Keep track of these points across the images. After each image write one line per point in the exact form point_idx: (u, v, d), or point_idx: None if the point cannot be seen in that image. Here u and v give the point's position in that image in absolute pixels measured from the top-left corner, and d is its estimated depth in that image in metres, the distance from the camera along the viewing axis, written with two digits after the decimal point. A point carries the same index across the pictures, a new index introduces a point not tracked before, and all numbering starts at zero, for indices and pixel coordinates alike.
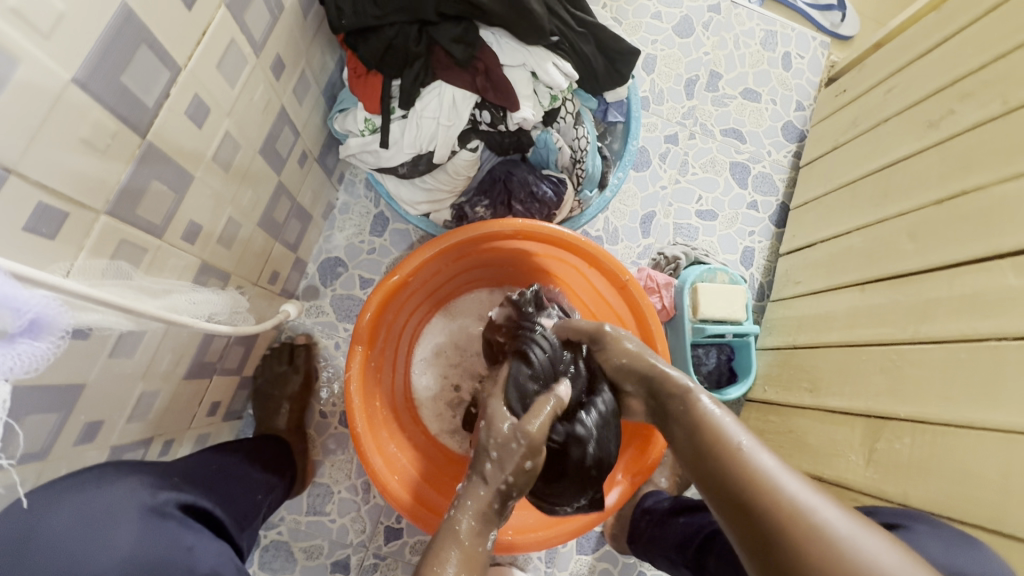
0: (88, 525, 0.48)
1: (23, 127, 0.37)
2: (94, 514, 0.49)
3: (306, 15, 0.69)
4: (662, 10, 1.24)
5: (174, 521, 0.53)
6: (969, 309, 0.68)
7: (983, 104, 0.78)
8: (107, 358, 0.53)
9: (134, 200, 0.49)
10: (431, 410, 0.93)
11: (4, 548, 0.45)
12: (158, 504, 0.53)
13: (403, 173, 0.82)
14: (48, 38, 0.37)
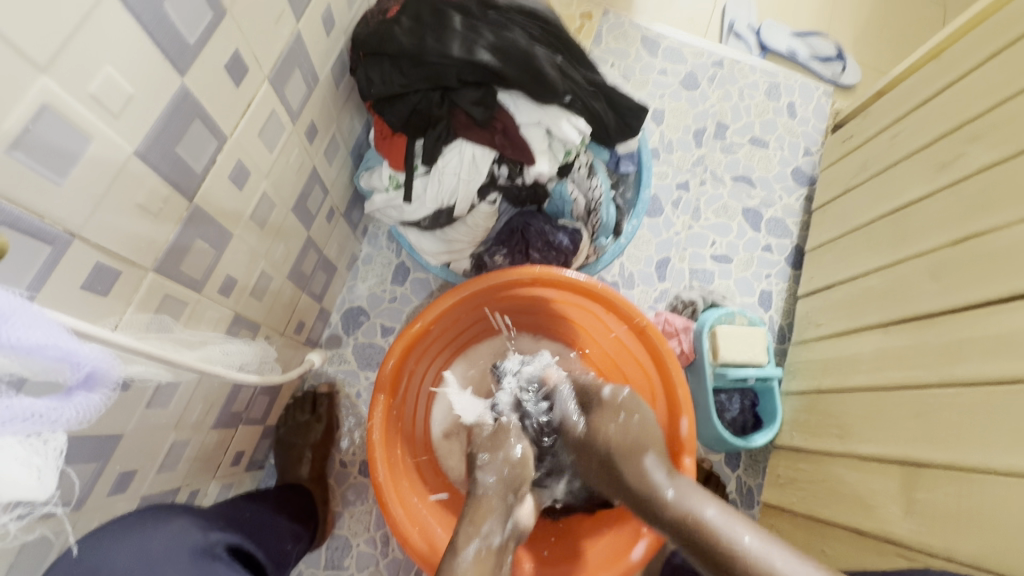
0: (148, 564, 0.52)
1: (90, 196, 0.41)
2: (154, 553, 0.53)
3: (338, 84, 0.75)
4: (667, 67, 1.31)
5: (222, 563, 0.57)
6: (998, 349, 0.67)
7: (988, 146, 0.79)
8: (145, 409, 0.55)
9: (179, 257, 0.53)
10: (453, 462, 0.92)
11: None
12: (209, 546, 0.57)
13: (424, 226, 0.87)
14: (118, 117, 0.41)
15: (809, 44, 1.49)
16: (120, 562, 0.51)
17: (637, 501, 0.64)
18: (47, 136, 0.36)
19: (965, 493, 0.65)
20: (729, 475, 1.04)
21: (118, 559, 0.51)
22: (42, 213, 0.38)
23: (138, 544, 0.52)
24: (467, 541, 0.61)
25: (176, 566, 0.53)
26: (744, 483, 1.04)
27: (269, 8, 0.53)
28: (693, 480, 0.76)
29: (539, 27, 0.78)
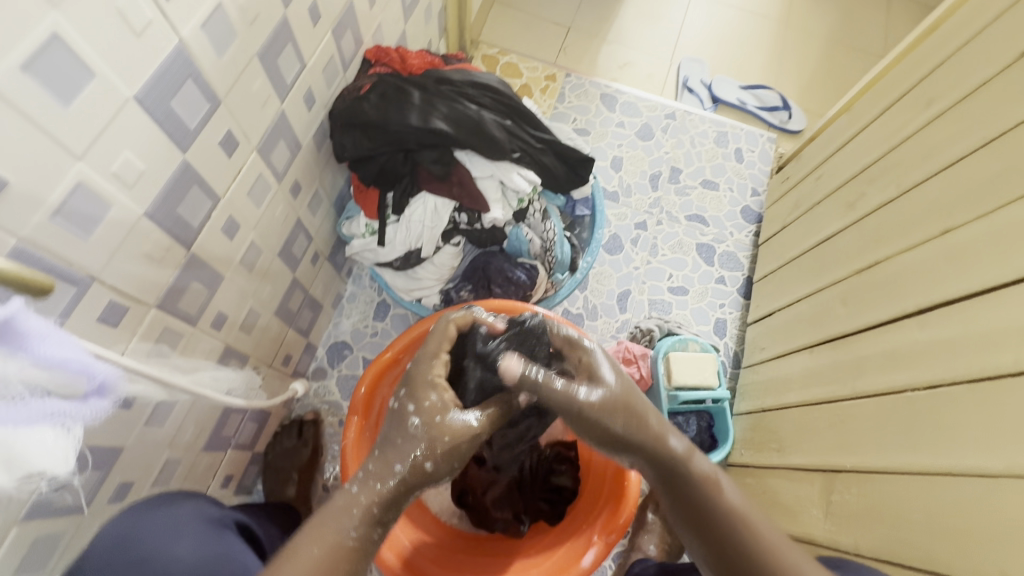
0: (171, 529, 0.64)
1: (108, 248, 0.52)
2: (174, 522, 0.65)
3: (319, 148, 0.88)
4: (625, 120, 1.46)
5: (229, 531, 0.69)
6: (892, 363, 0.76)
7: (885, 186, 0.91)
8: (143, 426, 0.64)
9: (177, 296, 0.64)
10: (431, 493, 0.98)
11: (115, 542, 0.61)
12: (219, 518, 0.70)
13: (397, 267, 0.98)
14: (133, 187, 0.52)
15: (756, 95, 1.64)
16: (150, 525, 0.63)
17: (627, 435, 0.61)
18: (79, 206, 0.48)
19: (869, 493, 0.73)
20: None
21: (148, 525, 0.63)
22: (71, 262, 0.49)
23: (164, 515, 0.65)
24: (348, 496, 0.57)
25: (194, 528, 0.66)
26: None
27: (257, 95, 0.67)
28: (638, 490, 0.84)
29: (490, 96, 0.93)
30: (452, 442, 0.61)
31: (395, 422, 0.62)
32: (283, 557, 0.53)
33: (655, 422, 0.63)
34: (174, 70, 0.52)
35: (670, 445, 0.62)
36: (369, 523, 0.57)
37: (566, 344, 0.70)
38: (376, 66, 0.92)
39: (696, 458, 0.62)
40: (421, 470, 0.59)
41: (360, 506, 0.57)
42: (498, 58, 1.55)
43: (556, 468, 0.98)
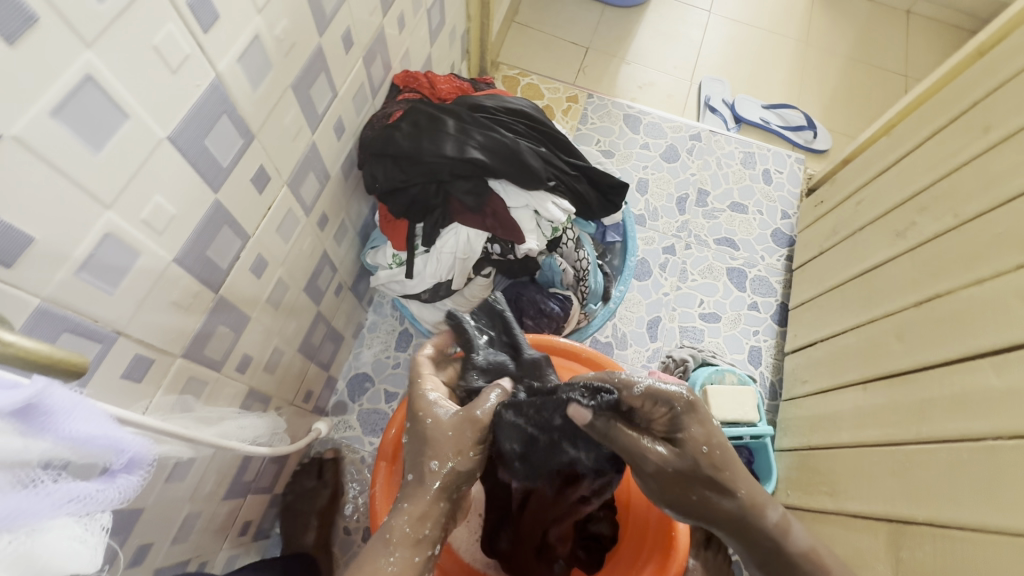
0: None
1: (135, 299, 0.48)
2: None
3: (346, 177, 0.84)
4: (649, 141, 1.42)
5: None
6: (963, 409, 0.71)
7: (939, 216, 0.87)
8: (164, 483, 0.60)
9: (203, 342, 0.60)
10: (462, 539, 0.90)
11: None
12: None
13: (425, 298, 0.94)
14: (162, 234, 0.48)
15: (780, 115, 1.61)
16: None
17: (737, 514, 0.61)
18: (107, 257, 0.43)
19: (946, 551, 0.67)
20: None
21: None
22: (96, 318, 0.45)
23: None
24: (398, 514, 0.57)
25: None
26: None
27: (290, 128, 0.63)
28: (688, 539, 0.80)
29: (523, 123, 0.90)
30: (458, 433, 0.59)
31: (424, 447, 0.59)
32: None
33: (748, 494, 0.61)
34: (209, 107, 0.48)
35: (764, 518, 0.62)
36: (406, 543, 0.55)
37: (646, 402, 0.57)
38: (405, 92, 0.88)
39: (791, 524, 0.64)
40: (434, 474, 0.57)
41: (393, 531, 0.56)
42: (518, 79, 1.53)
43: (592, 514, 0.90)
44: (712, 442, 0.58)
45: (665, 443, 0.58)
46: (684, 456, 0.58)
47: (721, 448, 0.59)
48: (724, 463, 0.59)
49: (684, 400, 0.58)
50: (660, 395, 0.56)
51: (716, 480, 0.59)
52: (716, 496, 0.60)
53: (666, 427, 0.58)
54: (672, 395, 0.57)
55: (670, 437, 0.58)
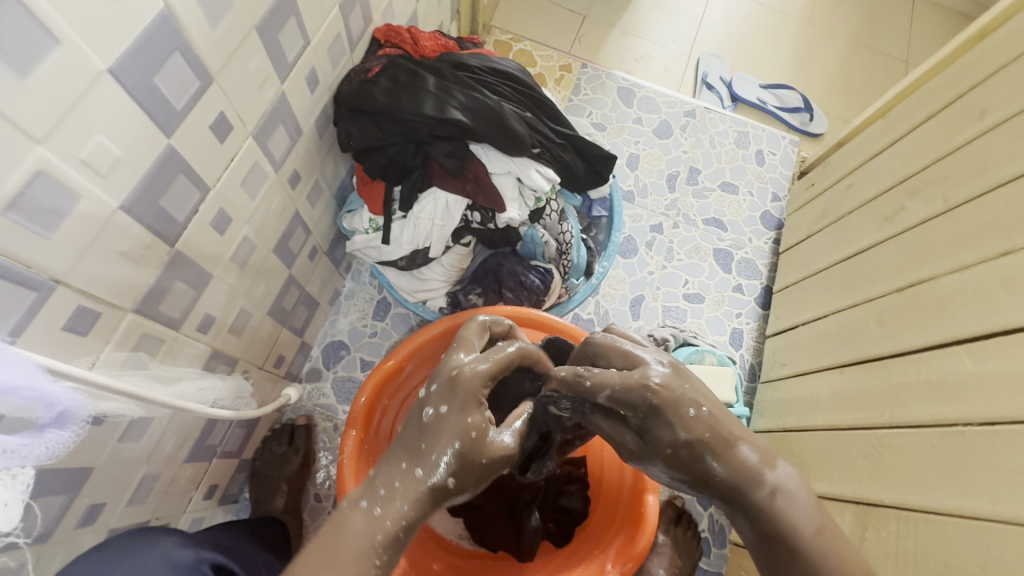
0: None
1: (76, 247, 0.45)
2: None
3: (321, 133, 0.79)
4: (642, 116, 1.39)
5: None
6: (935, 394, 0.71)
7: (928, 202, 0.86)
8: (116, 443, 0.57)
9: (159, 298, 0.57)
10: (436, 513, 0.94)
11: None
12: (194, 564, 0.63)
13: (402, 266, 0.91)
14: (106, 177, 0.45)
15: (777, 95, 1.57)
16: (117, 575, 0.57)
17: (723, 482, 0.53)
18: (39, 197, 0.40)
19: (910, 535, 0.68)
20: (702, 513, 1.07)
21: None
22: (30, 263, 0.41)
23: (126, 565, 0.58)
24: (371, 519, 0.49)
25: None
26: (716, 520, 1.06)
27: (255, 74, 0.59)
28: (656, 518, 0.78)
29: (509, 86, 0.86)
30: (484, 467, 0.54)
31: (450, 460, 0.52)
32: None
33: (724, 480, 0.53)
34: (158, 41, 0.44)
35: (758, 489, 0.53)
36: (395, 547, 0.50)
37: (614, 405, 0.54)
38: (386, 47, 0.83)
39: (780, 500, 0.53)
40: (445, 492, 0.52)
41: (383, 532, 0.49)
42: (511, 44, 1.47)
43: (564, 489, 0.92)
44: (685, 437, 0.53)
45: (635, 436, 0.56)
46: (646, 449, 0.55)
47: (695, 443, 0.53)
48: (697, 451, 0.53)
49: (656, 401, 0.53)
50: (630, 397, 0.53)
51: (690, 469, 0.54)
52: (693, 462, 0.53)
53: (636, 424, 0.55)
54: (637, 397, 0.53)
55: (642, 435, 0.55)
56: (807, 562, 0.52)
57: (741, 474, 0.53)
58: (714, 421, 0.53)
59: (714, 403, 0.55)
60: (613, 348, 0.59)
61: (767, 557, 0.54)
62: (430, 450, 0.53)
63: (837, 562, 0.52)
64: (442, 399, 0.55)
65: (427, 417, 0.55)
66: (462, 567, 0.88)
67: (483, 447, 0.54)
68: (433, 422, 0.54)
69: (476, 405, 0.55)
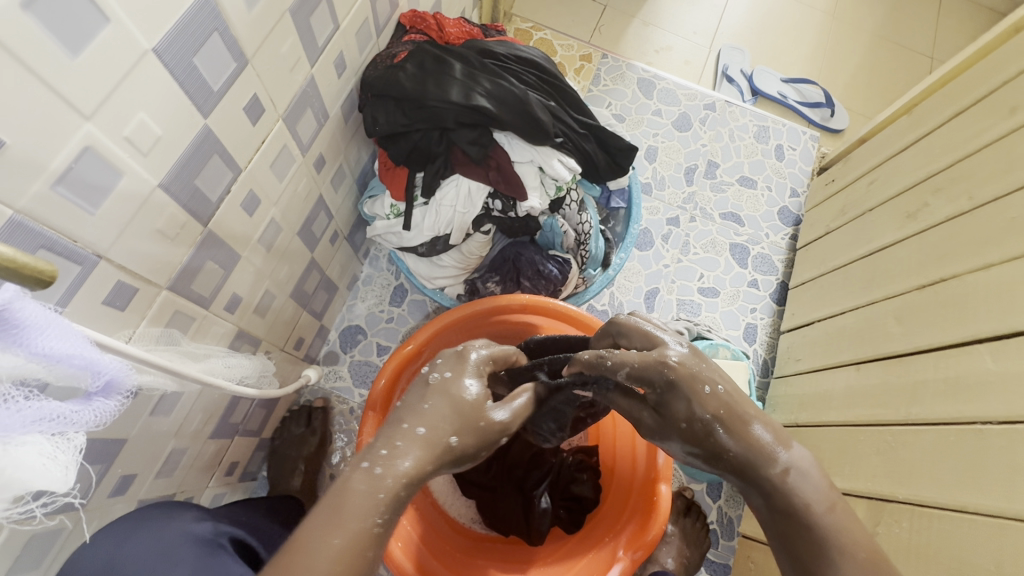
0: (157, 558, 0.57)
1: (117, 223, 0.46)
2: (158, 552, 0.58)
3: (346, 119, 0.80)
4: (662, 108, 1.38)
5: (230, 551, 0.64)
6: (954, 392, 0.71)
7: (953, 199, 0.85)
8: (148, 416, 0.59)
9: (191, 277, 0.58)
10: (446, 493, 0.96)
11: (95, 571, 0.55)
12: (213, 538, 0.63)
13: (421, 252, 0.92)
14: (147, 155, 0.46)
15: (798, 90, 1.55)
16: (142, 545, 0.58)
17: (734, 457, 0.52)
18: (86, 173, 0.41)
19: (924, 529, 0.68)
20: (711, 505, 1.07)
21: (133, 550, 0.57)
22: (76, 238, 0.43)
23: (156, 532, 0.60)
24: (371, 480, 0.44)
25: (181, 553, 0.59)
26: (725, 513, 1.07)
27: (287, 57, 0.60)
28: (669, 507, 0.78)
29: (533, 74, 0.86)
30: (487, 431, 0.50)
31: (456, 419, 0.49)
32: (292, 551, 0.41)
33: (737, 457, 0.52)
34: (198, 22, 0.45)
35: (770, 464, 0.51)
36: (395, 509, 0.45)
37: (634, 382, 0.56)
38: (411, 33, 0.84)
39: (794, 478, 0.51)
40: (449, 452, 0.48)
41: (384, 490, 0.44)
42: (531, 33, 1.46)
43: (576, 476, 0.93)
44: (701, 415, 0.52)
45: (652, 413, 0.56)
46: (664, 424, 0.55)
47: (710, 420, 0.52)
48: (711, 426, 0.52)
49: (674, 379, 0.53)
50: (649, 374, 0.54)
51: (704, 444, 0.53)
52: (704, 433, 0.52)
53: (654, 401, 0.55)
54: (654, 373, 0.54)
55: (660, 411, 0.55)
56: (820, 542, 0.49)
57: (754, 450, 0.52)
58: (730, 399, 0.53)
59: (731, 381, 0.54)
60: (636, 329, 0.61)
61: (782, 536, 0.51)
62: (435, 409, 0.49)
63: (843, 544, 0.49)
64: (446, 365, 0.54)
65: (431, 380, 0.52)
66: (477, 548, 0.88)
67: (484, 411, 0.51)
68: (437, 384, 0.51)
69: (478, 376, 0.54)
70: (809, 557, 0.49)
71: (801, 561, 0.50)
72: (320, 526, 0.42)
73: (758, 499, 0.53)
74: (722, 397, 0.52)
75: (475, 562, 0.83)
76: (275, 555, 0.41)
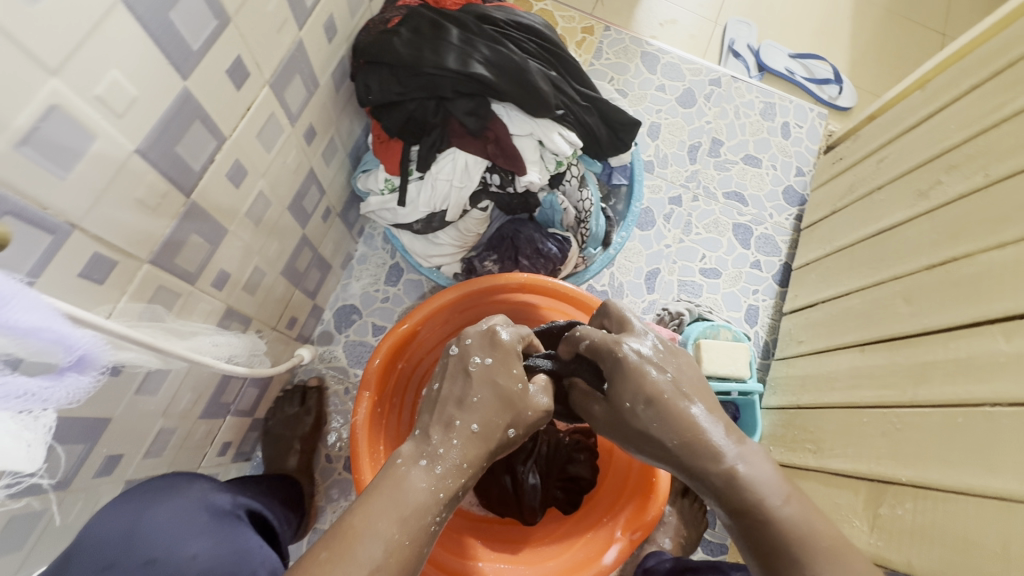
0: (178, 528, 0.58)
1: (91, 190, 0.43)
2: (179, 522, 0.58)
3: (338, 88, 0.76)
4: (665, 83, 1.34)
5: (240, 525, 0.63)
6: (963, 373, 0.70)
7: (967, 175, 0.82)
8: (133, 395, 0.57)
9: (174, 250, 0.55)
10: None
11: (116, 539, 0.56)
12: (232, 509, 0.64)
13: (417, 229, 0.89)
14: (122, 117, 0.43)
15: (806, 66, 1.51)
16: (164, 515, 0.58)
17: (678, 449, 0.50)
18: (53, 133, 0.38)
19: (927, 511, 0.68)
20: None
21: (156, 518, 0.58)
22: (44, 204, 0.40)
23: (171, 504, 0.60)
24: (426, 475, 0.45)
25: (202, 523, 0.59)
26: None
27: (272, 17, 0.56)
28: (668, 487, 0.77)
29: (534, 42, 0.82)
30: (535, 419, 0.51)
31: (507, 413, 0.48)
32: (350, 541, 0.41)
33: (682, 445, 0.50)
34: None
35: (717, 455, 0.49)
36: (449, 507, 0.46)
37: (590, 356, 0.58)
38: None
39: (742, 470, 0.48)
40: (506, 442, 0.49)
41: (443, 490, 0.45)
42: (531, 3, 1.40)
43: (574, 457, 0.92)
44: (640, 397, 0.52)
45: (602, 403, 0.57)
46: (611, 413, 0.55)
47: (653, 405, 0.51)
48: (656, 404, 0.51)
49: (619, 358, 0.53)
50: (597, 344, 0.56)
51: (648, 432, 0.51)
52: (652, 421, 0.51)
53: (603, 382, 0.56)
54: (605, 351, 0.55)
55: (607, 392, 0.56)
56: (777, 536, 0.46)
57: (697, 440, 0.49)
58: (677, 386, 0.52)
59: (688, 375, 0.53)
60: (615, 312, 0.62)
61: (746, 536, 0.47)
62: (486, 404, 0.48)
63: (804, 533, 0.45)
64: (481, 349, 0.51)
65: (473, 369, 0.49)
66: (473, 527, 0.87)
67: (530, 399, 0.50)
68: (481, 372, 0.49)
69: (519, 358, 0.52)
70: (771, 555, 0.46)
71: (764, 560, 0.46)
72: (377, 518, 0.42)
73: (707, 496, 0.50)
74: (666, 387, 0.52)
75: (472, 541, 0.82)
76: (326, 538, 0.41)
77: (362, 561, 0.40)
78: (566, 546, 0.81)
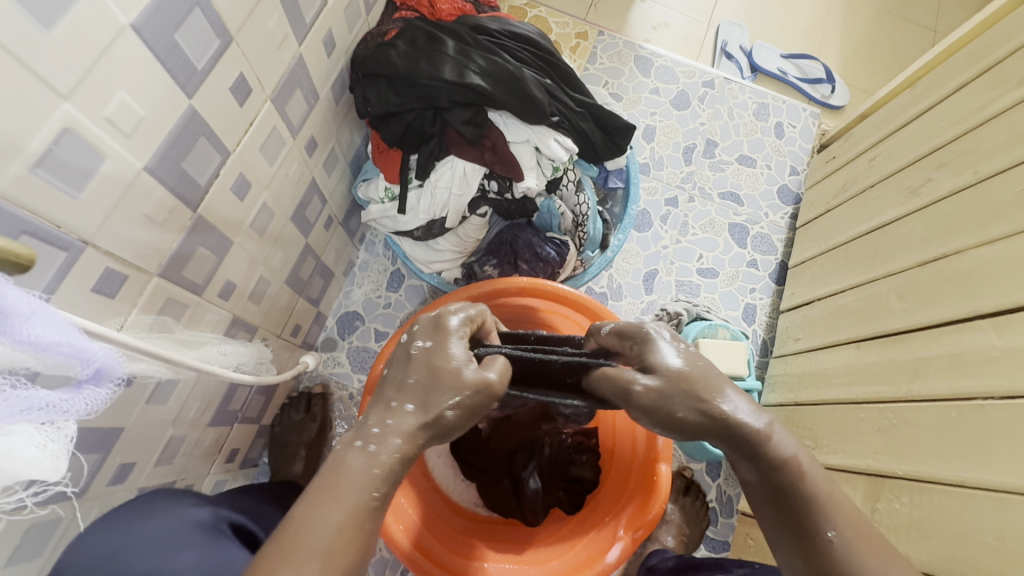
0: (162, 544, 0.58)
1: (102, 207, 0.45)
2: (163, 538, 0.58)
3: (337, 101, 0.78)
4: (659, 86, 1.35)
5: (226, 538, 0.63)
6: (956, 368, 0.71)
7: (957, 173, 0.84)
8: (144, 405, 0.58)
9: (182, 262, 0.57)
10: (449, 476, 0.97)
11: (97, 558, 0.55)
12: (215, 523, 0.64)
13: (417, 236, 0.91)
14: (130, 137, 0.45)
15: (798, 66, 1.53)
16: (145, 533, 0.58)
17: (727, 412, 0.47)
18: (66, 155, 0.40)
19: (924, 505, 0.69)
20: (711, 483, 1.08)
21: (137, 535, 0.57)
22: (59, 223, 0.41)
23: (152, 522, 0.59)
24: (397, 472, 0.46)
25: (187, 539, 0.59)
26: (724, 491, 1.08)
27: (273, 34, 0.58)
28: (668, 485, 0.78)
29: (528, 51, 0.84)
30: (474, 398, 0.48)
31: (438, 391, 0.48)
32: (292, 530, 0.41)
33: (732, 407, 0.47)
34: None
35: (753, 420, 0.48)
36: (392, 484, 0.45)
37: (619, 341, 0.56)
38: (402, 10, 0.82)
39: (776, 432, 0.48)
40: (444, 424, 0.47)
41: (378, 467, 0.44)
42: (525, 10, 1.42)
43: (574, 459, 0.94)
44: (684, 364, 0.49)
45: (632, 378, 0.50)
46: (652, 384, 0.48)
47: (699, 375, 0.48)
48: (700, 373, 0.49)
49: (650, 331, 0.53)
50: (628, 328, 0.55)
51: (698, 397, 0.47)
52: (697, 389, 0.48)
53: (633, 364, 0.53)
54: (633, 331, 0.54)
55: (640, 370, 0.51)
56: (803, 493, 0.46)
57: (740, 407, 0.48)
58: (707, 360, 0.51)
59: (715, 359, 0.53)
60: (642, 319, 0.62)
61: (776, 499, 0.47)
62: (419, 384, 0.48)
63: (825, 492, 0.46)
64: (426, 334, 0.52)
65: (414, 351, 0.51)
66: (477, 529, 0.89)
67: (466, 373, 0.48)
68: (419, 354, 0.50)
69: (460, 339, 0.52)
70: (797, 514, 0.46)
71: (790, 518, 0.46)
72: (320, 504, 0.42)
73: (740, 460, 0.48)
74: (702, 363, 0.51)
75: (478, 543, 0.84)
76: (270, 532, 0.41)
77: (306, 547, 0.40)
78: (570, 545, 0.83)
